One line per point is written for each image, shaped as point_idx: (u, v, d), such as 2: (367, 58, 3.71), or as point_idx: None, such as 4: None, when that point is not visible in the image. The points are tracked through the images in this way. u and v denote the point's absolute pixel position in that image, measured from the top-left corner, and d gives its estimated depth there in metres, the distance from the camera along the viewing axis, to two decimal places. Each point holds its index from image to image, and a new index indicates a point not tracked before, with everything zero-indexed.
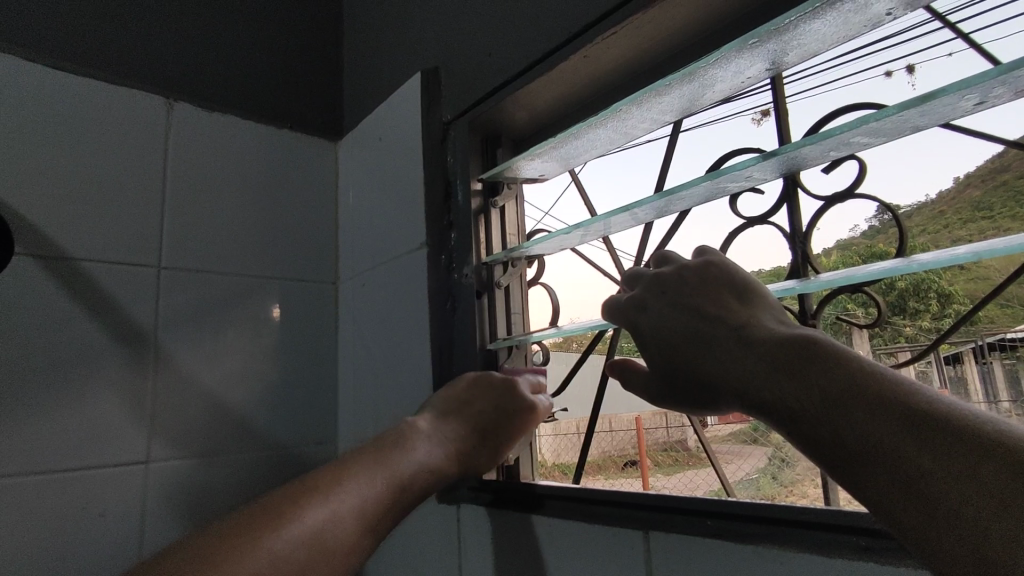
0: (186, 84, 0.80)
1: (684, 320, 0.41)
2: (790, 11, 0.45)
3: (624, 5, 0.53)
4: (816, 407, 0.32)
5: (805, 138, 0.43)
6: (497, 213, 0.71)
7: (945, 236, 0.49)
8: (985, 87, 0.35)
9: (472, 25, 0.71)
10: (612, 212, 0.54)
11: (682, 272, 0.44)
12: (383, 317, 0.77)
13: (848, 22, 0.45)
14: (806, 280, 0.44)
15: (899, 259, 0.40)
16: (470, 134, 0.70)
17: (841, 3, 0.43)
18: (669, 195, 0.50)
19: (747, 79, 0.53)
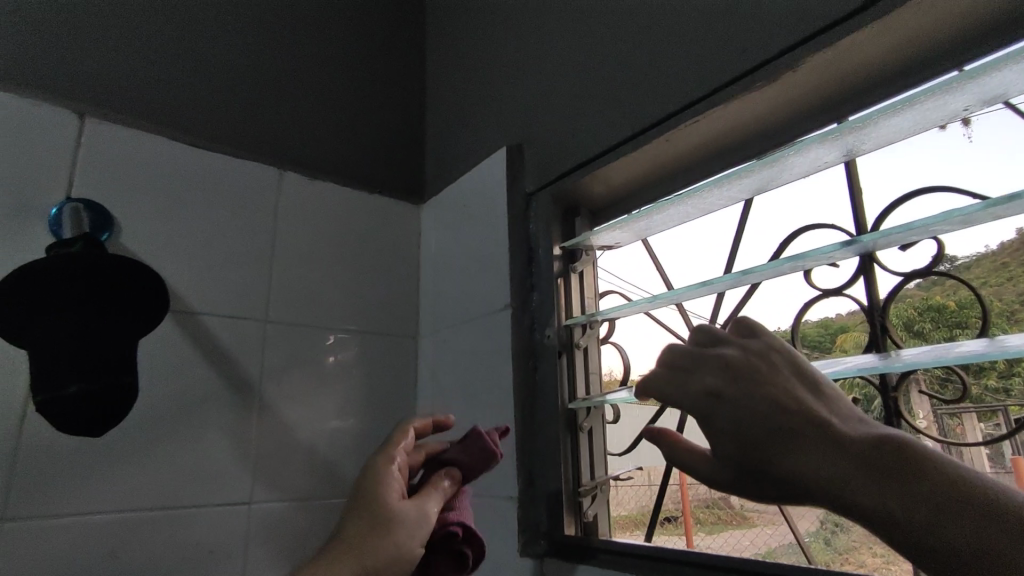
0: (294, 155, 0.89)
1: (762, 412, 0.37)
2: (868, 112, 0.49)
3: (707, 98, 0.59)
4: (925, 517, 0.32)
5: (887, 228, 0.47)
6: (576, 277, 0.76)
7: (1009, 290, 0.52)
8: None
9: (556, 106, 0.78)
10: (692, 287, 0.60)
11: (747, 360, 0.40)
12: (463, 373, 0.82)
13: (926, 118, 0.49)
14: (888, 359, 0.47)
15: (986, 342, 0.43)
16: (552, 206, 0.76)
17: (919, 104, 0.47)
18: (745, 274, 0.56)
19: (824, 165, 0.57)
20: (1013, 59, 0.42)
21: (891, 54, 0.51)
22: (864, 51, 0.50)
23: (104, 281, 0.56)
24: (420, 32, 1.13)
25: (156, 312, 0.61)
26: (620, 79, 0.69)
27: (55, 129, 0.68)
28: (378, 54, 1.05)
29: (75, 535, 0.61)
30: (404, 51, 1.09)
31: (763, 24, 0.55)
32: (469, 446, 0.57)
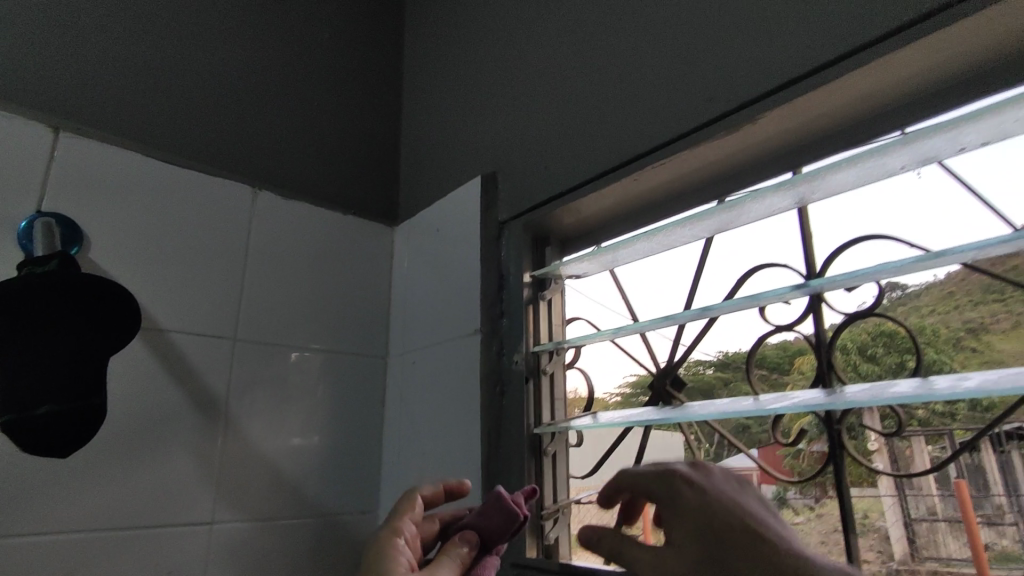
0: (269, 174, 0.90)
1: (722, 518, 0.45)
2: (816, 167, 0.54)
3: (672, 143, 0.63)
4: None
5: (832, 274, 0.51)
6: (544, 304, 0.78)
7: (954, 316, 0.56)
8: (984, 246, 0.43)
9: (529, 139, 0.81)
10: (655, 320, 0.63)
11: (697, 491, 0.47)
12: (431, 394, 0.83)
13: (868, 174, 0.54)
14: (832, 396, 0.50)
15: (917, 383, 0.47)
16: (523, 235, 0.78)
17: (860, 163, 0.52)
18: (705, 309, 0.59)
19: (779, 209, 0.62)
20: (946, 122, 0.47)
21: (839, 113, 0.55)
22: (812, 110, 0.55)
23: (77, 304, 0.58)
24: (398, 58, 1.16)
25: (125, 338, 0.62)
26: (591, 118, 0.73)
27: (26, 141, 0.68)
28: (356, 78, 1.06)
29: (34, 557, 0.60)
30: (381, 75, 1.11)
31: (724, 79, 0.59)
32: (489, 509, 0.53)
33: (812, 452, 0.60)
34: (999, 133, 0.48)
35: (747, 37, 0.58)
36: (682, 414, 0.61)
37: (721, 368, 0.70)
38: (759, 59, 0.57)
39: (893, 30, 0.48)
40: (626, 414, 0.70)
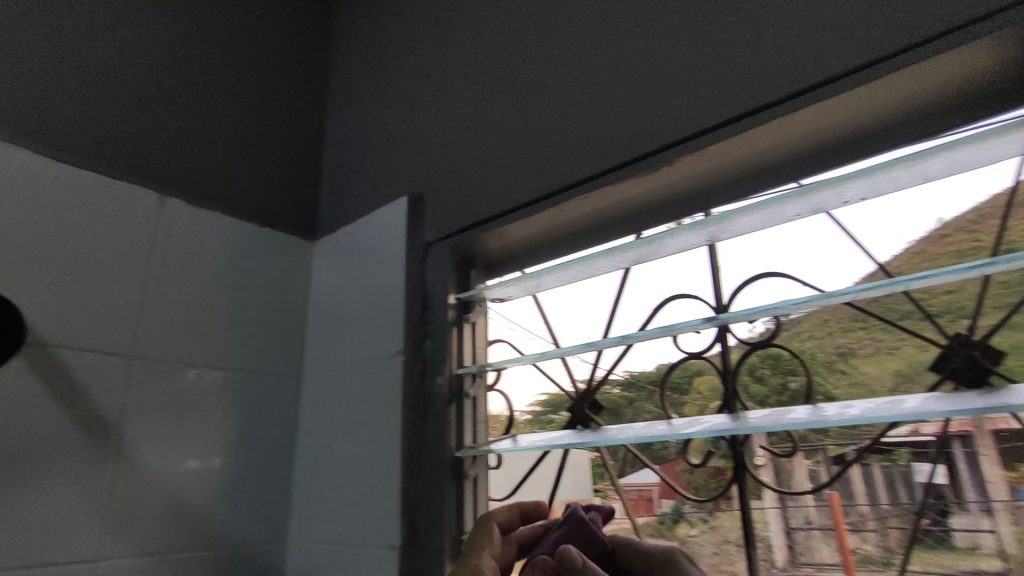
0: (178, 180, 0.84)
1: None
2: (724, 212, 0.59)
3: (597, 178, 0.66)
4: None
5: (738, 310, 0.56)
6: (468, 327, 0.79)
7: (837, 342, 0.62)
8: (865, 291, 0.49)
9: (458, 161, 0.82)
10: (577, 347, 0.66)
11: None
12: (349, 416, 0.80)
13: (768, 220, 0.60)
14: (737, 423, 0.55)
15: (809, 411, 0.52)
16: (449, 257, 0.79)
17: (762, 210, 0.58)
18: (625, 338, 0.63)
19: (693, 245, 0.67)
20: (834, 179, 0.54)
21: (744, 163, 0.61)
22: (721, 157, 0.60)
23: None
24: (322, 68, 1.13)
25: None
26: (520, 146, 0.75)
27: None
28: (278, 85, 1.03)
29: None
30: (304, 85, 1.08)
31: (646, 122, 0.63)
32: (572, 532, 0.55)
33: (706, 469, 0.64)
34: (874, 191, 0.55)
35: (667, 83, 0.63)
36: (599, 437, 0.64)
37: (626, 387, 0.74)
38: (678, 106, 0.61)
39: (794, 92, 0.54)
40: (546, 438, 0.72)
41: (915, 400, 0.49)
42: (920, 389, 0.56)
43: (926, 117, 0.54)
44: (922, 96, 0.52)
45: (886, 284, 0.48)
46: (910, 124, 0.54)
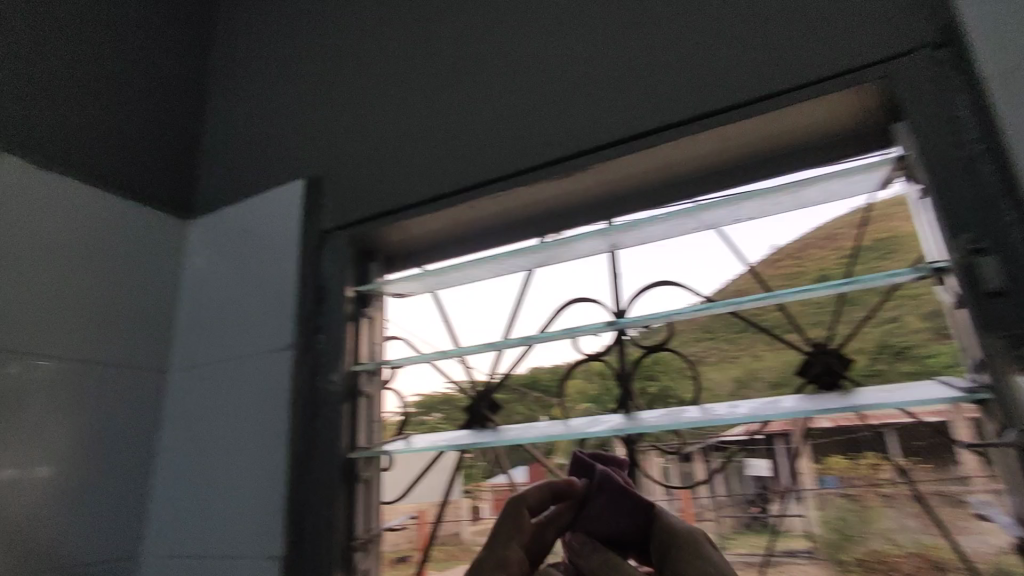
0: (18, 139, 0.72)
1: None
2: (625, 223, 0.63)
3: (511, 177, 0.66)
4: None
5: (636, 316, 0.59)
6: (366, 322, 0.75)
7: (725, 343, 0.67)
8: (747, 303, 0.54)
9: (361, 149, 0.78)
10: (479, 348, 0.67)
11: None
12: (223, 416, 0.73)
13: (665, 228, 0.66)
14: (631, 422, 0.58)
15: (697, 412, 0.56)
16: (348, 247, 0.74)
17: (658, 223, 0.63)
18: (528, 339, 0.64)
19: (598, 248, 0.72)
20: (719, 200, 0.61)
21: (647, 176, 0.65)
22: (632, 167, 0.62)
23: None
24: (204, 43, 1.04)
25: None
26: (429, 139, 0.73)
27: None
28: (151, 54, 0.93)
29: None
30: (182, 57, 0.99)
31: (560, 126, 0.64)
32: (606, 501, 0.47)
33: None
34: (751, 212, 0.63)
35: (580, 93, 0.64)
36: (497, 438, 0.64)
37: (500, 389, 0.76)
38: (592, 114, 0.63)
39: (697, 114, 0.57)
40: (440, 438, 0.71)
41: (779, 402, 0.55)
42: (791, 391, 0.62)
43: (803, 149, 0.60)
44: (804, 129, 0.58)
45: (765, 297, 0.52)
46: (789, 155, 0.61)
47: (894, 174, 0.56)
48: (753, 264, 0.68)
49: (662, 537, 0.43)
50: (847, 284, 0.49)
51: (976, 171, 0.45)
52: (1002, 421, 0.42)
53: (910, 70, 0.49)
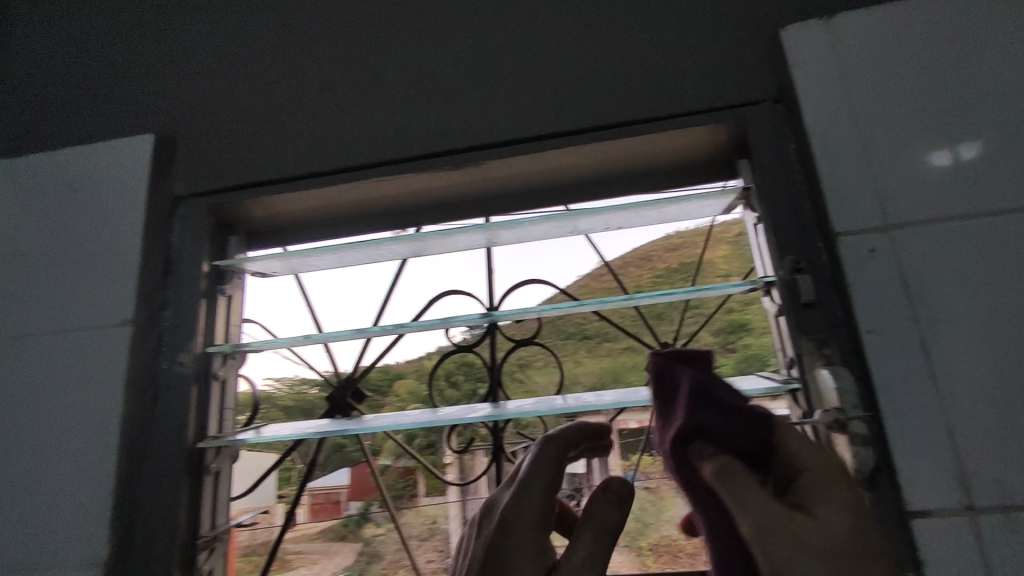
0: None
1: (829, 515, 0.40)
2: (506, 220, 0.65)
3: (402, 163, 0.65)
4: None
5: (512, 309, 0.61)
6: (223, 301, 0.68)
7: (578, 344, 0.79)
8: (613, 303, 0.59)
9: (230, 111, 0.71)
10: (347, 333, 0.63)
11: (868, 521, 0.40)
12: (27, 400, 0.61)
13: (537, 232, 0.68)
14: (500, 410, 0.61)
15: (562, 401, 0.60)
16: (206, 216, 0.67)
17: (534, 223, 0.65)
18: (402, 327, 0.63)
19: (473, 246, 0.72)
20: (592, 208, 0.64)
21: (531, 179, 0.68)
22: (521, 169, 0.66)
23: None
24: None
25: None
26: (312, 113, 0.69)
27: None
28: None
29: None
30: None
31: (454, 119, 0.65)
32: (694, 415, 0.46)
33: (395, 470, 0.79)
34: (618, 222, 0.68)
35: (476, 89, 0.66)
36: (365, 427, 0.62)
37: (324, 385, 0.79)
38: (488, 111, 0.65)
39: (585, 128, 0.62)
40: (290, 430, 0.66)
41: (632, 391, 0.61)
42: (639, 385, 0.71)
43: (667, 171, 0.69)
44: (671, 154, 0.65)
45: (626, 301, 0.58)
46: (654, 175, 0.69)
47: (734, 206, 0.65)
48: (611, 263, 0.77)
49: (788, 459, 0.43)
50: (699, 292, 0.56)
51: (801, 205, 0.55)
52: (807, 407, 0.52)
53: (759, 117, 0.58)
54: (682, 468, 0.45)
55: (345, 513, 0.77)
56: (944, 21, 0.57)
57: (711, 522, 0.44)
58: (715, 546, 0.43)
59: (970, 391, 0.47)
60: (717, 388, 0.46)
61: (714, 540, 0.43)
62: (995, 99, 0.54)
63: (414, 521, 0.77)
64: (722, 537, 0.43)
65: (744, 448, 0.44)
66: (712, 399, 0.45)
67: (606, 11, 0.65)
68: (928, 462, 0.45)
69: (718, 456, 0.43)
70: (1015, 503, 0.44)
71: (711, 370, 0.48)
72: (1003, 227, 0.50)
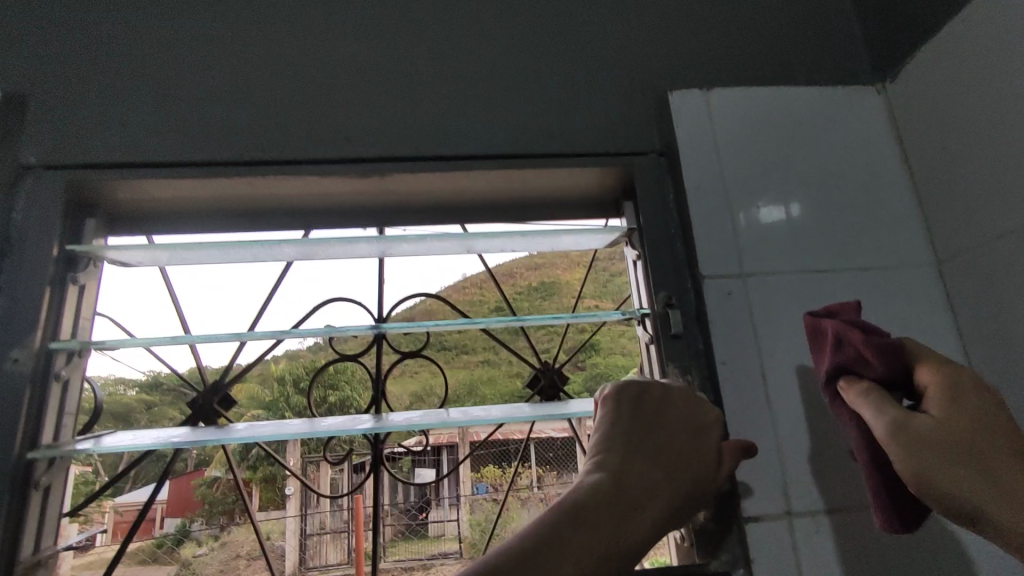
0: None
1: (947, 409, 0.43)
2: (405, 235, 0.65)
3: (303, 164, 0.63)
4: (979, 477, 0.40)
5: (407, 323, 0.61)
6: (74, 291, 0.60)
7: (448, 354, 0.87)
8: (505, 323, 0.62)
9: (99, 78, 0.63)
10: (222, 335, 0.59)
11: (1005, 416, 0.42)
12: None
13: (433, 251, 0.70)
14: (383, 423, 0.61)
15: (445, 416, 0.62)
16: (60, 194, 0.59)
17: (426, 243, 0.66)
18: (285, 333, 0.59)
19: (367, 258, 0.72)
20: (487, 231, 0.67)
21: (434, 197, 0.70)
22: (425, 186, 0.67)
23: None
24: None
25: None
26: (202, 96, 0.64)
27: None
28: None
29: None
30: None
31: (363, 126, 0.64)
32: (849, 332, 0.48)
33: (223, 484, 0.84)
34: (512, 246, 0.70)
35: (387, 99, 0.66)
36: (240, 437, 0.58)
37: (143, 389, 0.75)
38: (398, 123, 0.65)
39: (492, 154, 0.65)
40: (135, 437, 0.58)
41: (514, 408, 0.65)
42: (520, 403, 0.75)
43: (560, 203, 0.74)
44: (565, 188, 0.70)
45: (516, 322, 0.61)
46: (547, 206, 0.74)
47: (619, 240, 0.70)
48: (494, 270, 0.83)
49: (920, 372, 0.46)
50: (577, 318, 0.61)
51: (674, 247, 0.62)
52: None
53: (647, 167, 0.65)
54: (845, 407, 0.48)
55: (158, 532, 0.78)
56: (791, 109, 0.69)
57: (864, 447, 0.47)
58: (886, 478, 0.46)
59: (794, 416, 0.56)
60: (852, 327, 0.48)
61: (870, 472, 0.46)
62: (823, 180, 0.66)
63: (243, 538, 0.85)
64: (878, 465, 0.46)
65: (884, 376, 0.46)
66: (844, 339, 0.48)
67: (519, 47, 0.70)
68: (761, 475, 0.54)
69: (855, 386, 0.47)
70: (820, 509, 0.54)
71: (855, 315, 0.51)
72: (827, 284, 0.62)
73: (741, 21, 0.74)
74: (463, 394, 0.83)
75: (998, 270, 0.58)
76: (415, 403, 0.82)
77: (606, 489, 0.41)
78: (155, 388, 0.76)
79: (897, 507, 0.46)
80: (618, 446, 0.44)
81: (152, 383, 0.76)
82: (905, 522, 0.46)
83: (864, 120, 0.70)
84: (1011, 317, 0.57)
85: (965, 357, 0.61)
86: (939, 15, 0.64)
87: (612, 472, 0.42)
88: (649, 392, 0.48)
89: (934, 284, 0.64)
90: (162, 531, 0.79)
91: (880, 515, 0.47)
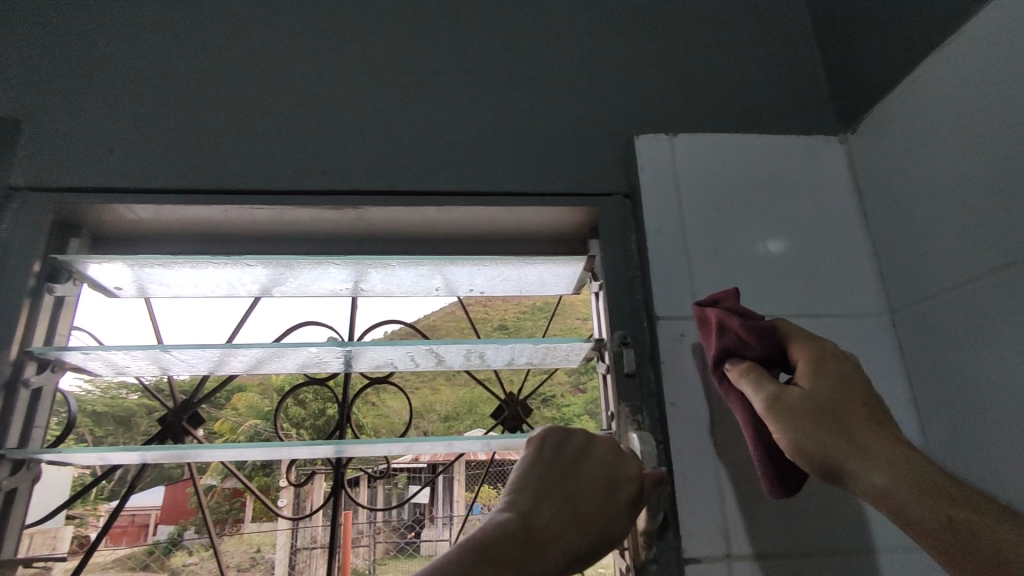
0: None
1: (814, 379, 0.48)
2: (370, 259, 0.67)
3: (277, 194, 0.65)
4: (838, 435, 0.45)
5: (368, 342, 0.62)
6: (49, 303, 0.62)
7: (433, 381, 0.87)
8: (463, 348, 0.63)
9: (91, 105, 0.67)
10: (184, 346, 0.59)
11: (863, 386, 0.48)
12: None
13: (400, 279, 0.72)
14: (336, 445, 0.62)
15: (402, 444, 0.61)
16: (44, 214, 0.62)
17: (388, 265, 0.68)
18: (234, 347, 0.60)
19: (341, 291, 0.76)
20: (458, 258, 0.69)
21: (405, 228, 0.72)
22: (395, 219, 0.69)
23: None
24: None
25: None
26: (188, 125, 0.67)
27: None
28: None
29: None
30: None
31: (337, 160, 0.67)
32: (733, 315, 0.53)
33: (222, 491, 0.82)
34: (480, 281, 0.74)
35: (363, 134, 0.69)
36: (202, 445, 0.58)
37: (143, 394, 0.78)
38: (372, 158, 0.68)
39: (460, 191, 0.67)
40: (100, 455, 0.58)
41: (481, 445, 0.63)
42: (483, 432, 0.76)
43: (530, 239, 0.76)
44: (534, 224, 0.72)
45: (475, 344, 0.62)
46: (517, 241, 0.76)
47: (584, 278, 0.73)
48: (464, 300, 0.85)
49: (794, 352, 0.51)
50: (547, 343, 0.63)
51: (634, 289, 0.64)
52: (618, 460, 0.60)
53: (610, 208, 0.67)
54: (732, 387, 0.53)
55: (151, 538, 0.79)
56: (753, 157, 0.71)
57: (748, 421, 0.51)
58: (768, 449, 0.50)
59: (739, 458, 0.57)
60: (731, 314, 0.53)
61: (754, 444, 0.51)
62: (781, 227, 0.68)
63: (234, 548, 0.80)
64: (761, 438, 0.50)
65: (760, 356, 0.51)
66: (724, 325, 0.53)
67: (494, 90, 0.73)
68: (703, 519, 0.55)
69: (738, 366, 0.51)
70: (760, 553, 0.55)
71: (735, 302, 0.55)
72: None
73: (710, 72, 0.77)
74: (463, 411, 0.85)
75: (946, 324, 0.60)
76: (415, 419, 0.84)
77: (514, 533, 0.40)
78: (157, 392, 0.78)
79: (777, 471, 0.50)
80: (532, 486, 0.44)
81: (153, 389, 0.78)
82: (786, 485, 0.50)
83: (825, 171, 0.72)
84: (958, 369, 0.58)
85: (912, 407, 0.62)
86: (896, 75, 0.67)
87: (522, 514, 0.42)
88: (572, 439, 0.47)
89: (887, 335, 0.65)
90: (154, 538, 0.79)
91: (764, 482, 0.51)
